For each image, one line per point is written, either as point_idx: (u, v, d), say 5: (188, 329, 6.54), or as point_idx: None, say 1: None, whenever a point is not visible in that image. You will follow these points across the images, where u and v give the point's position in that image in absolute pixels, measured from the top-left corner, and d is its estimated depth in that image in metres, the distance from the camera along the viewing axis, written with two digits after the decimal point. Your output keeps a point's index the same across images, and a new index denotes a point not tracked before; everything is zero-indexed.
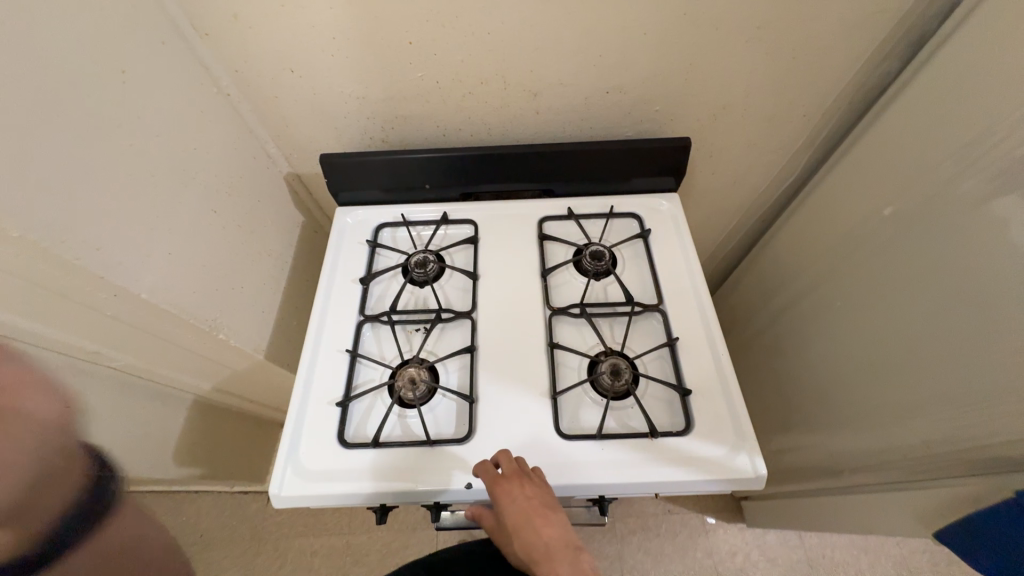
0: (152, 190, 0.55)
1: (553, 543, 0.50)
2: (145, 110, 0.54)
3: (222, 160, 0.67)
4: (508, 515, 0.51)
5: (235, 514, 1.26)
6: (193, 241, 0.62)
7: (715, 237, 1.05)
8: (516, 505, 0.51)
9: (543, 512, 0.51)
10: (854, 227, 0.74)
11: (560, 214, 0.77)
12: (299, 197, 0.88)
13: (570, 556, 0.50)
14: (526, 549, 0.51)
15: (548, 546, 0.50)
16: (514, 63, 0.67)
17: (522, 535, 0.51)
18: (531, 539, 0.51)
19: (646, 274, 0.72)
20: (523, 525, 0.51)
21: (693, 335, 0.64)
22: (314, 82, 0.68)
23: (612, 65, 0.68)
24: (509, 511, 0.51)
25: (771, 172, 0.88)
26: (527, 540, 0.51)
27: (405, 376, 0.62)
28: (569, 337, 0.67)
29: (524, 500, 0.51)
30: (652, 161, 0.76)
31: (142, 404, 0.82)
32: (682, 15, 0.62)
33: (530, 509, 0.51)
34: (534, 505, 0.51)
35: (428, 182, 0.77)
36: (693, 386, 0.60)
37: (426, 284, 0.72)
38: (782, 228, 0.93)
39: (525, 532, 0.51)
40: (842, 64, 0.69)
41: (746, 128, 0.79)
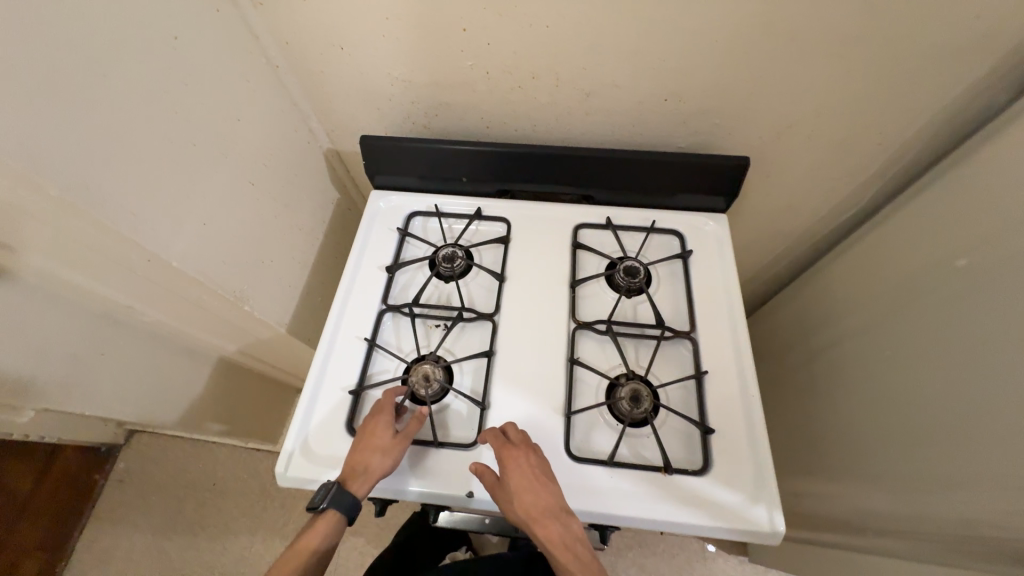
0: (193, 159, 0.55)
1: (549, 510, 0.51)
2: (192, 77, 0.54)
3: (264, 133, 0.67)
4: (511, 479, 0.51)
5: (248, 468, 1.32)
6: (228, 212, 0.62)
7: (759, 260, 0.99)
8: (520, 469, 0.52)
9: (543, 481, 0.52)
10: (919, 275, 0.68)
11: (597, 223, 0.73)
12: (337, 174, 0.88)
13: (562, 519, 0.51)
14: (521, 514, 0.51)
15: (543, 511, 0.51)
16: (570, 60, 0.63)
17: (521, 499, 0.51)
18: (529, 502, 0.51)
19: (681, 297, 0.68)
20: (524, 490, 0.51)
21: (723, 370, 0.61)
22: (362, 61, 0.67)
23: (674, 71, 0.63)
24: (512, 475, 0.51)
25: (831, 201, 0.81)
26: (525, 505, 0.51)
27: (420, 372, 0.61)
28: (591, 354, 0.65)
29: (527, 465, 0.52)
30: (702, 178, 0.71)
31: (171, 359, 0.85)
32: (760, 24, 0.57)
33: (532, 475, 0.52)
34: (536, 472, 0.52)
35: (465, 174, 0.75)
36: (716, 425, 0.57)
37: (451, 279, 0.71)
38: (836, 262, 0.86)
39: (524, 496, 0.51)
40: (936, 93, 0.62)
41: (811, 153, 0.73)
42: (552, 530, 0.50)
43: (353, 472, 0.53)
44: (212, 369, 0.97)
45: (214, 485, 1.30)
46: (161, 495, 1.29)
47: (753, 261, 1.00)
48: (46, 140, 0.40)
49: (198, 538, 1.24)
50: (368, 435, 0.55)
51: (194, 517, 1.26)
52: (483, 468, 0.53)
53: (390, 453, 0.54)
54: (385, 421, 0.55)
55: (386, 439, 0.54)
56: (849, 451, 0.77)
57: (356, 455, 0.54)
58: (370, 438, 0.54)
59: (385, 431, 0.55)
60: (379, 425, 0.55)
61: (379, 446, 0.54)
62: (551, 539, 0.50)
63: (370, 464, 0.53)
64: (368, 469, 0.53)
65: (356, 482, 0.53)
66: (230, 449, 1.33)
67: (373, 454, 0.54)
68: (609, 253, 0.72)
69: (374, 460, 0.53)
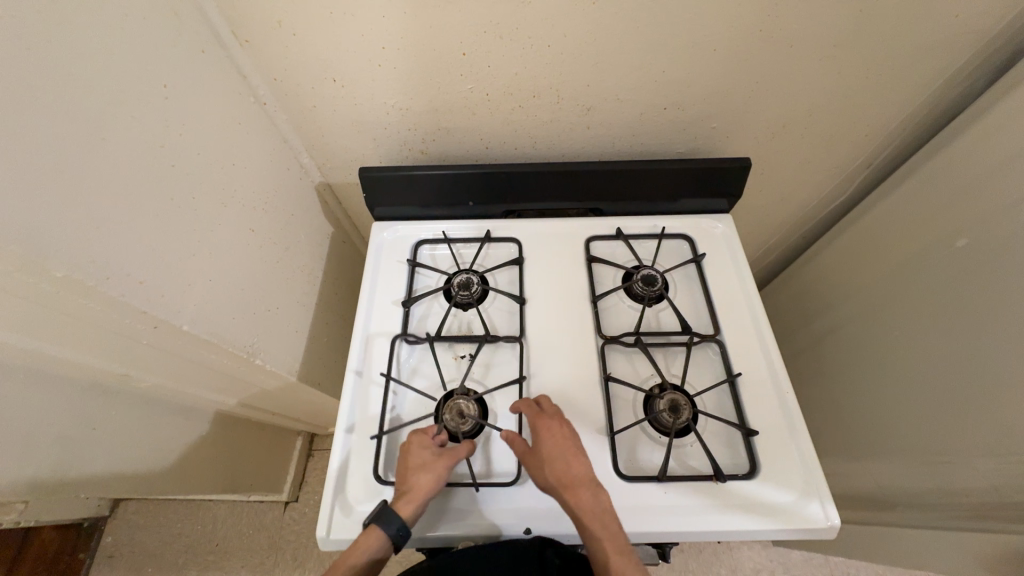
0: (192, 213, 0.52)
1: (579, 477, 0.51)
2: (187, 128, 0.51)
3: (257, 175, 0.64)
4: (542, 444, 0.53)
5: (252, 523, 1.24)
6: (230, 263, 0.58)
7: (753, 252, 1.02)
8: (551, 436, 0.53)
9: (575, 450, 0.53)
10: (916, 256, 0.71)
11: (608, 234, 0.73)
12: (329, 207, 0.84)
13: (592, 490, 0.50)
14: (550, 479, 0.51)
15: (571, 479, 0.51)
16: (571, 78, 0.63)
17: (552, 464, 0.52)
18: (557, 468, 0.51)
19: (700, 301, 0.69)
20: (554, 456, 0.52)
21: (754, 370, 0.62)
22: (357, 92, 0.64)
23: (674, 82, 0.64)
24: (545, 442, 0.53)
25: (821, 192, 0.85)
26: (555, 470, 0.51)
27: (453, 409, 0.59)
28: (622, 368, 0.64)
29: (559, 434, 0.53)
30: (705, 182, 0.72)
31: (166, 422, 0.79)
32: (754, 33, 0.59)
33: (563, 443, 0.53)
34: (568, 441, 0.53)
35: (470, 199, 0.73)
36: (758, 426, 0.58)
37: (470, 306, 0.69)
38: (829, 249, 0.90)
39: (554, 462, 0.52)
40: (914, 86, 0.66)
41: (801, 149, 0.76)
42: (583, 498, 0.49)
43: (404, 489, 0.51)
44: (211, 425, 0.90)
45: (216, 546, 1.21)
46: (158, 564, 1.19)
47: (748, 254, 1.03)
48: (47, 216, 0.37)
49: None
50: (418, 452, 0.54)
51: None
52: (514, 435, 0.55)
53: (437, 468, 0.52)
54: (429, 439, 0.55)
55: (430, 456, 0.53)
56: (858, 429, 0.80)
57: (401, 473, 0.53)
58: (422, 454, 0.54)
59: (430, 448, 0.54)
60: (422, 441, 0.55)
61: (431, 462, 0.53)
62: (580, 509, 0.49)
63: (420, 479, 0.52)
64: (417, 485, 0.51)
65: (405, 500, 0.51)
66: (230, 505, 1.24)
67: (425, 470, 0.52)
68: (624, 263, 0.72)
69: (420, 474, 0.52)
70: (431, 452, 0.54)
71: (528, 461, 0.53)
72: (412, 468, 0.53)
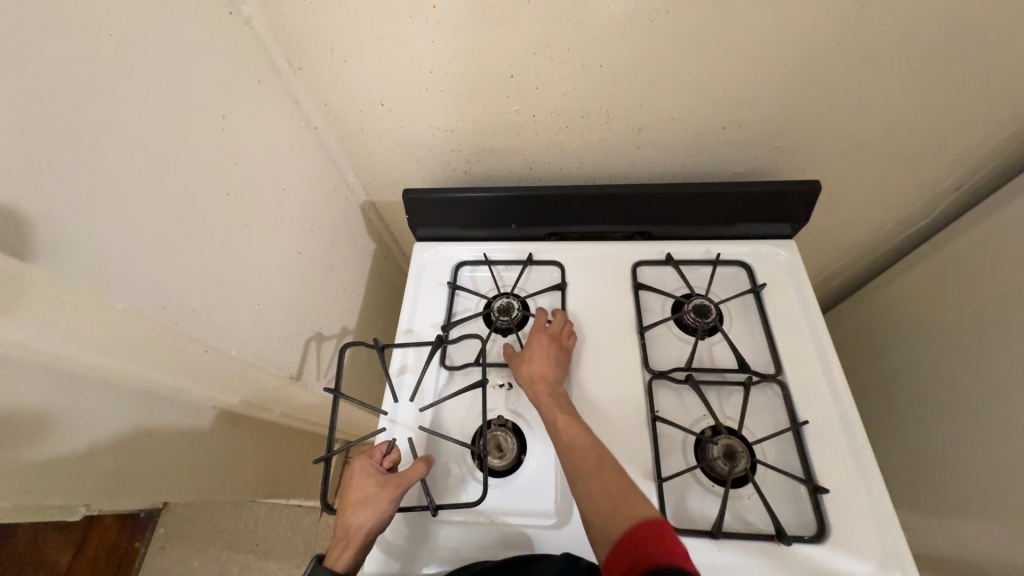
0: (242, 237, 0.54)
1: (546, 375, 0.56)
2: (241, 156, 0.53)
3: (305, 197, 0.65)
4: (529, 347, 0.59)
5: (290, 525, 1.27)
6: (275, 284, 0.60)
7: (816, 275, 0.94)
8: (536, 343, 0.59)
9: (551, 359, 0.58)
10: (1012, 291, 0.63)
11: (657, 259, 0.69)
12: (373, 224, 0.85)
13: (553, 390, 0.55)
14: (525, 375, 0.57)
15: (544, 377, 0.56)
16: (623, 97, 0.60)
17: (530, 365, 0.57)
18: (534, 370, 0.57)
19: (759, 335, 0.64)
20: (535, 358, 0.58)
21: (822, 417, 0.56)
22: (404, 115, 0.64)
23: (736, 99, 0.60)
24: (531, 346, 0.59)
25: (899, 214, 0.76)
26: (531, 369, 0.57)
27: (492, 440, 0.57)
28: (671, 405, 0.60)
29: (544, 342, 0.59)
30: (767, 205, 0.67)
31: (215, 430, 0.82)
32: (830, 46, 0.53)
33: (544, 350, 0.58)
34: (553, 350, 0.59)
35: (513, 220, 0.72)
36: (826, 482, 0.52)
37: (509, 331, 0.67)
38: (907, 276, 0.81)
39: (532, 362, 0.57)
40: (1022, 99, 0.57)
41: (879, 169, 0.69)
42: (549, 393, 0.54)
43: (341, 535, 0.49)
44: (255, 433, 0.93)
45: (256, 545, 1.26)
46: (203, 559, 1.25)
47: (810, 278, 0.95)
48: (110, 249, 0.39)
49: None
50: (357, 489, 0.51)
51: None
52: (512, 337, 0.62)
53: (377, 503, 0.50)
54: (371, 472, 0.53)
55: (370, 492, 0.51)
56: (936, 482, 0.71)
57: (341, 517, 0.50)
58: (361, 491, 0.51)
59: (369, 482, 0.52)
60: (363, 476, 0.52)
61: (369, 501, 0.50)
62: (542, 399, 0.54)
63: (356, 523, 0.49)
64: (354, 528, 0.49)
65: (343, 546, 0.48)
66: (270, 507, 1.29)
67: (361, 510, 0.50)
68: (674, 291, 0.68)
69: (359, 514, 0.49)
70: (369, 488, 0.51)
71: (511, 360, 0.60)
72: (349, 508, 0.50)
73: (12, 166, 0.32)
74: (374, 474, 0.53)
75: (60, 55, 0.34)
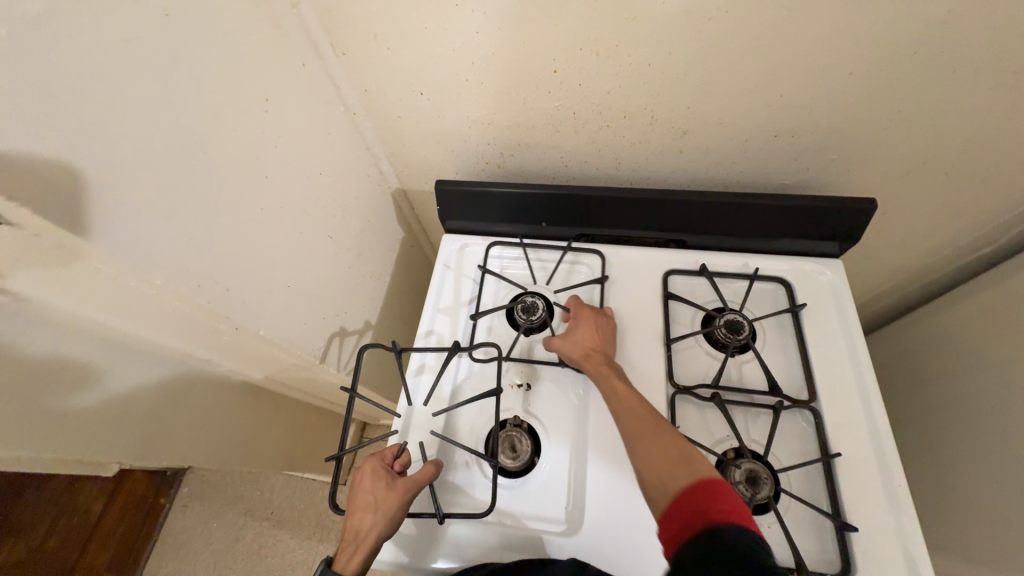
0: (275, 220, 0.54)
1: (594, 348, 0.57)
2: (280, 139, 0.53)
3: (338, 182, 0.65)
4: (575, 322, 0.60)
5: (304, 497, 1.31)
6: (304, 267, 0.61)
7: (859, 297, 0.89)
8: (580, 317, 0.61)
9: (598, 333, 0.59)
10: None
11: (690, 269, 0.67)
12: (403, 213, 0.86)
13: (606, 359, 0.56)
14: (570, 347, 0.58)
15: (591, 350, 0.57)
16: (670, 98, 0.57)
17: (576, 338, 0.59)
18: (582, 343, 0.58)
19: (793, 357, 0.61)
20: (582, 331, 0.59)
21: (856, 450, 0.53)
22: (443, 105, 0.63)
23: (792, 107, 0.56)
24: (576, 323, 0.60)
25: (959, 239, 0.71)
26: (578, 341, 0.58)
27: (505, 440, 0.57)
28: (694, 423, 0.58)
29: (591, 317, 0.60)
30: (815, 221, 0.63)
31: (239, 403, 0.85)
32: (903, 55, 0.49)
33: (590, 325, 0.59)
34: (602, 325, 0.60)
35: (544, 218, 0.70)
36: (855, 518, 0.49)
37: (531, 331, 0.66)
38: (961, 306, 0.76)
39: (580, 335, 0.59)
40: None
41: (943, 190, 0.64)
42: (598, 364, 0.55)
43: (352, 537, 0.50)
44: (277, 408, 0.96)
45: (271, 513, 1.31)
46: (221, 522, 1.30)
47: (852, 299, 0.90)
48: (151, 227, 0.40)
49: (257, 568, 1.25)
50: (366, 492, 0.52)
51: (253, 546, 1.27)
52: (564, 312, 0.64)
53: (387, 507, 0.51)
54: (381, 475, 0.53)
55: (380, 496, 0.51)
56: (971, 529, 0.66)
57: (351, 520, 0.51)
58: (370, 495, 0.51)
59: (379, 485, 0.52)
60: (372, 479, 0.52)
61: (379, 505, 0.51)
62: (594, 368, 0.55)
63: (365, 526, 0.50)
64: (363, 532, 0.50)
65: (353, 550, 0.49)
66: (287, 478, 1.33)
67: (370, 514, 0.50)
68: (705, 303, 0.65)
69: (369, 519, 0.50)
70: (378, 492, 0.52)
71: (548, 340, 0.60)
72: (359, 511, 0.51)
73: (64, 139, 0.33)
74: (384, 477, 0.53)
75: (112, 33, 0.35)
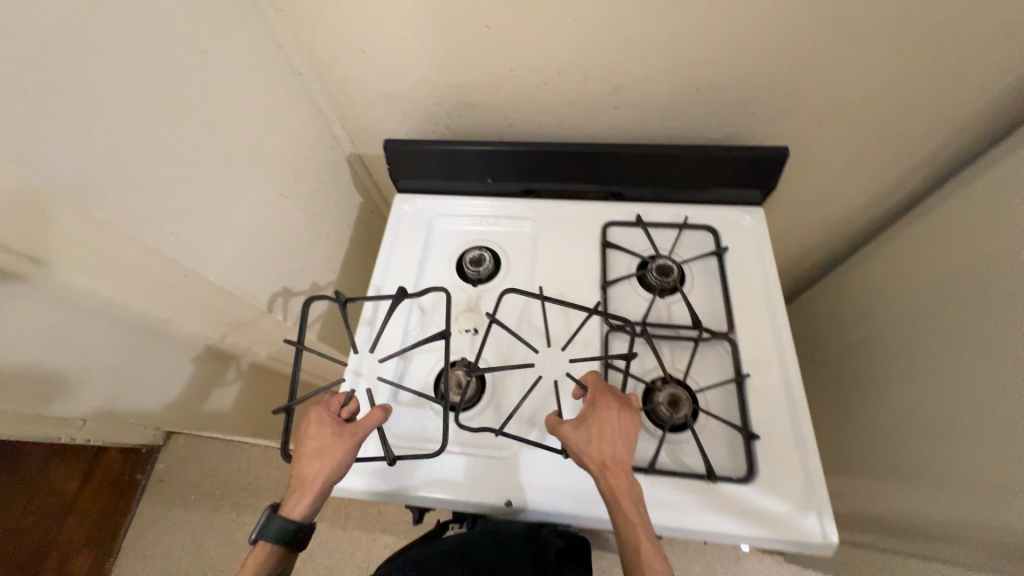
0: (221, 172, 0.56)
1: (616, 456, 0.49)
2: (222, 92, 0.55)
3: (287, 141, 0.67)
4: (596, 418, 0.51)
5: (280, 467, 1.35)
6: (254, 222, 0.63)
7: (795, 252, 0.95)
8: (602, 416, 0.52)
9: (621, 435, 0.50)
10: (996, 297, 0.59)
11: (627, 221, 0.71)
12: (360, 179, 0.88)
13: (629, 477, 0.48)
14: (588, 454, 0.50)
15: (614, 458, 0.49)
16: (598, 54, 0.61)
17: (596, 442, 0.50)
18: (604, 451, 0.50)
19: (717, 297, 0.66)
20: (603, 434, 0.50)
21: (764, 373, 0.59)
22: (386, 64, 0.66)
23: (709, 61, 0.60)
24: (595, 418, 0.51)
25: (874, 191, 0.77)
26: (596, 446, 0.50)
27: (452, 378, 0.61)
28: (625, 357, 0.63)
29: (616, 418, 0.51)
30: (737, 171, 0.68)
31: (202, 365, 0.88)
32: (800, 8, 0.54)
33: (613, 425, 0.51)
34: (628, 425, 0.51)
35: (490, 176, 0.74)
36: (760, 430, 0.55)
37: (479, 282, 0.70)
38: (879, 254, 0.82)
39: (600, 438, 0.50)
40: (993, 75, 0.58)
41: (854, 142, 0.69)
42: (619, 479, 0.48)
43: (298, 484, 0.51)
44: (244, 372, 0.99)
45: (248, 483, 1.34)
46: (197, 493, 1.33)
47: (788, 255, 0.96)
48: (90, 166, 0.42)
49: (235, 535, 1.29)
50: (313, 439, 0.53)
51: (230, 515, 1.31)
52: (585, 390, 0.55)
53: (334, 453, 0.52)
54: (328, 424, 0.54)
55: (327, 443, 0.53)
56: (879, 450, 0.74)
57: (298, 468, 0.52)
58: (316, 441, 0.53)
59: (326, 434, 0.54)
60: (318, 428, 0.54)
61: (326, 450, 0.52)
62: (613, 489, 0.48)
63: (313, 471, 0.52)
64: (310, 477, 0.51)
65: (299, 495, 0.51)
66: (262, 449, 1.36)
67: (317, 460, 0.52)
68: (640, 252, 0.70)
69: (315, 465, 0.51)
70: (326, 439, 0.53)
71: (563, 437, 0.52)
72: (305, 458, 0.52)
73: None
74: (331, 425, 0.55)
75: None
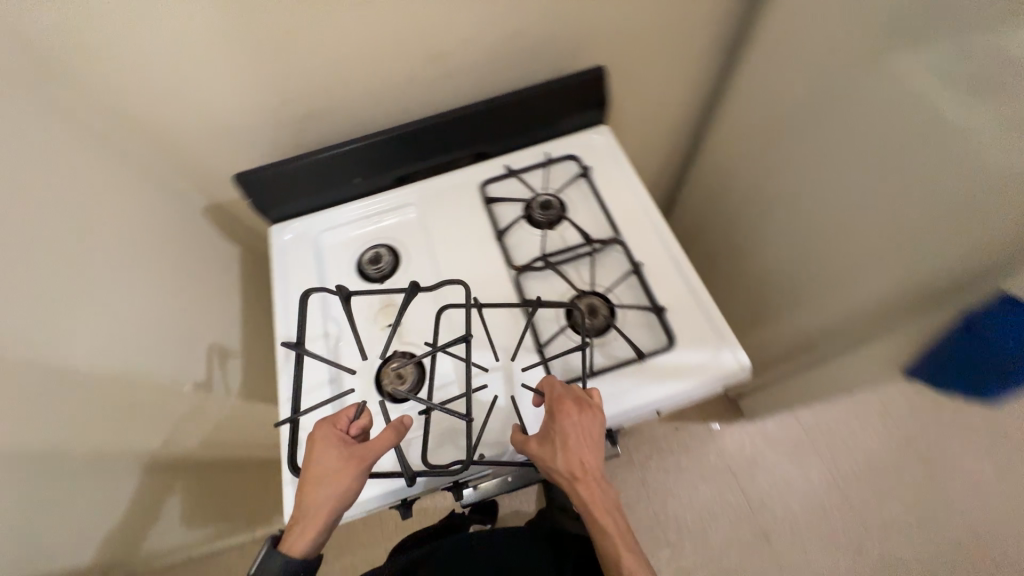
0: (40, 260, 0.50)
1: (588, 464, 0.51)
2: (18, 175, 0.49)
3: (120, 210, 0.61)
4: (562, 429, 0.52)
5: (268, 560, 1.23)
6: (108, 301, 0.57)
7: (656, 158, 1.07)
8: (574, 429, 0.52)
9: (589, 441, 0.52)
10: (813, 139, 0.71)
11: (500, 174, 0.76)
12: (227, 227, 0.82)
13: (601, 485, 0.52)
14: (560, 472, 0.51)
15: (580, 466, 0.51)
16: (409, 27, 0.63)
17: (568, 458, 0.51)
18: (574, 461, 0.51)
19: (597, 210, 0.73)
20: (570, 449, 0.51)
21: (653, 256, 0.67)
22: (201, 98, 0.62)
23: (506, 8, 0.65)
24: (562, 427, 0.51)
25: (689, 85, 0.90)
26: (567, 460, 0.51)
27: (390, 371, 0.62)
28: (541, 290, 0.68)
29: (580, 424, 0.51)
30: (570, 100, 0.75)
31: None
32: None
33: (579, 431, 0.52)
34: (595, 428, 0.52)
35: (357, 175, 0.74)
36: (665, 303, 0.63)
37: (385, 278, 0.70)
38: (714, 134, 0.96)
39: (568, 452, 0.51)
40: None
41: (656, 46, 0.79)
42: (590, 486, 0.51)
43: (304, 511, 0.50)
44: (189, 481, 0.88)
45: None
46: None
47: (654, 162, 1.08)
48: None
49: None
50: (317, 462, 0.51)
51: None
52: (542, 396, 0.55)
53: (338, 481, 0.50)
54: (333, 447, 0.52)
55: (335, 466, 0.51)
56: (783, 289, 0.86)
57: (304, 492, 0.50)
58: (322, 465, 0.51)
59: (334, 457, 0.51)
60: (326, 450, 0.51)
61: (334, 474, 0.50)
62: (587, 498, 0.51)
63: (317, 504, 0.50)
64: (317, 505, 0.50)
65: (306, 522, 0.50)
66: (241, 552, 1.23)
67: (326, 486, 0.50)
68: (522, 197, 0.75)
69: (321, 493, 0.49)
70: (336, 462, 0.51)
71: (533, 458, 0.53)
72: (310, 481, 0.50)
73: None
74: (340, 448, 0.52)
75: None
